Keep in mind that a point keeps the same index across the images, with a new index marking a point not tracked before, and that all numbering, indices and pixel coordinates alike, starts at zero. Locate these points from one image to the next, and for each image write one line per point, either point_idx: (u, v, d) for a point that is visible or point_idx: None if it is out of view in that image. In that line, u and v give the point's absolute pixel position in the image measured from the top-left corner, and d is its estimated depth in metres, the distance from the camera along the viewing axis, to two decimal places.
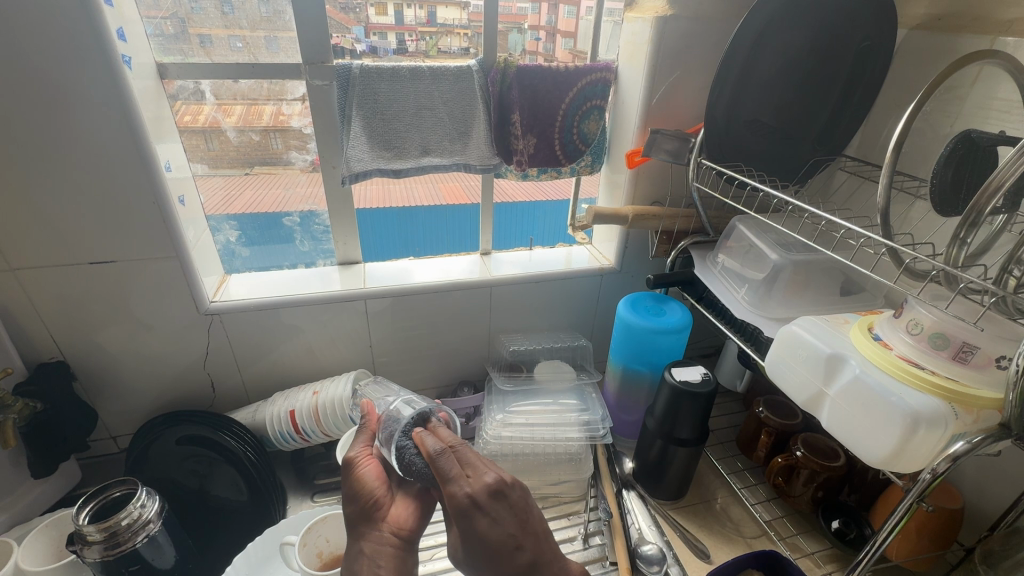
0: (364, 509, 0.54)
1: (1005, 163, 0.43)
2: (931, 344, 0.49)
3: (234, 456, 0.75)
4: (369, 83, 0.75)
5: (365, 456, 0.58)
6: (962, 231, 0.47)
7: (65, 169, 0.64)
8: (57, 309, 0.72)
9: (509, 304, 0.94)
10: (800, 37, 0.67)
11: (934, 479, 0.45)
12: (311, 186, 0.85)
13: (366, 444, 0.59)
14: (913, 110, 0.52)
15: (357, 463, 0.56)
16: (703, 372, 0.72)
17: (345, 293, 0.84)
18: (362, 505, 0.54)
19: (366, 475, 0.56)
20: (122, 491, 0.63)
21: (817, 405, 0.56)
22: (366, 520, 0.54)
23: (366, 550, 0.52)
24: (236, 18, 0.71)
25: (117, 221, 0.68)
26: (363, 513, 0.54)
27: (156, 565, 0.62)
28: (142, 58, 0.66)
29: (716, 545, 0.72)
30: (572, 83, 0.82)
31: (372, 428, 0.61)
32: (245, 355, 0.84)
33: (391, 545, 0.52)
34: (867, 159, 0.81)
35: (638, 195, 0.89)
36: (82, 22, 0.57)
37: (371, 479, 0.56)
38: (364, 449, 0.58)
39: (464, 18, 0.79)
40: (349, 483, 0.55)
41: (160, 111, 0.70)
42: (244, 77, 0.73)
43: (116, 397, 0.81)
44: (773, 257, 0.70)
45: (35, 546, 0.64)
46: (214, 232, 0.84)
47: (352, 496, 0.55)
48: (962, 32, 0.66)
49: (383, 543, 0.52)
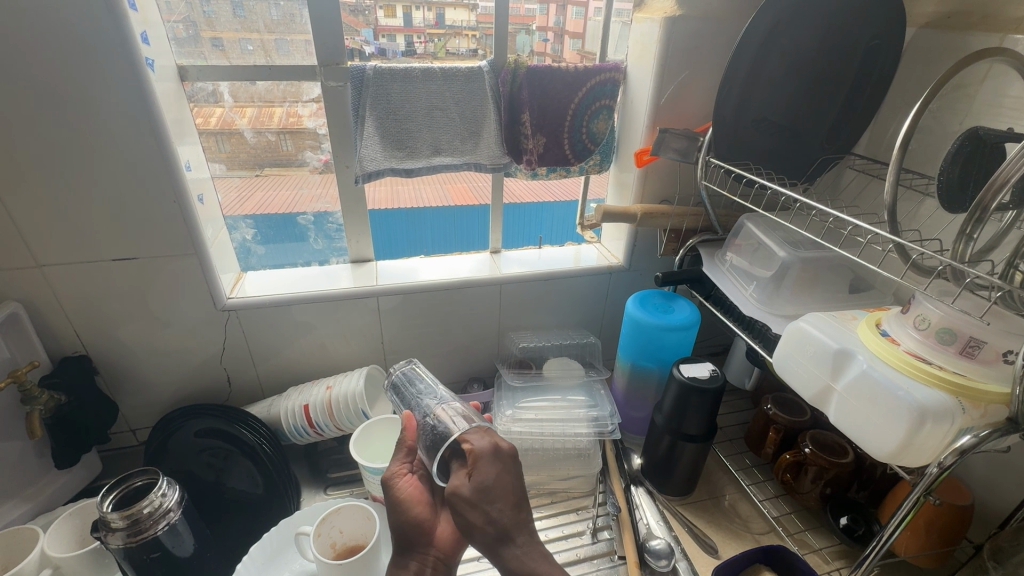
0: (410, 532, 0.53)
1: (1010, 160, 0.43)
2: (938, 340, 0.49)
3: (251, 448, 0.77)
4: (382, 85, 0.76)
5: (404, 477, 0.56)
6: (968, 227, 0.48)
7: (88, 168, 0.66)
8: (80, 305, 0.74)
9: (518, 302, 0.95)
10: (807, 36, 0.67)
11: (941, 472, 0.45)
12: (325, 185, 0.87)
13: (401, 462, 0.57)
14: (920, 107, 0.52)
15: (393, 485, 0.55)
16: (712, 368, 0.73)
17: (358, 290, 0.85)
18: (407, 529, 0.53)
19: (408, 495, 0.55)
20: (143, 480, 0.65)
21: (825, 400, 0.57)
22: (411, 540, 0.53)
23: (413, 569, 0.52)
24: (250, 21, 0.73)
25: (137, 218, 0.70)
26: (410, 536, 0.53)
27: (176, 553, 0.64)
28: (164, 61, 0.68)
29: (724, 541, 0.72)
30: (581, 83, 0.83)
31: (408, 444, 0.58)
32: (261, 351, 0.86)
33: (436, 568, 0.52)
34: (875, 157, 0.81)
35: (646, 194, 0.90)
36: (108, 28, 0.59)
37: (411, 498, 0.55)
38: (400, 467, 0.57)
39: (473, 19, 0.81)
40: (393, 505, 0.54)
41: (180, 113, 0.72)
42: (260, 79, 0.75)
43: (136, 392, 0.83)
44: (781, 254, 0.70)
45: (59, 534, 0.66)
46: (231, 230, 0.86)
47: (399, 520, 0.54)
48: (970, 31, 0.67)
49: (426, 565, 0.52)
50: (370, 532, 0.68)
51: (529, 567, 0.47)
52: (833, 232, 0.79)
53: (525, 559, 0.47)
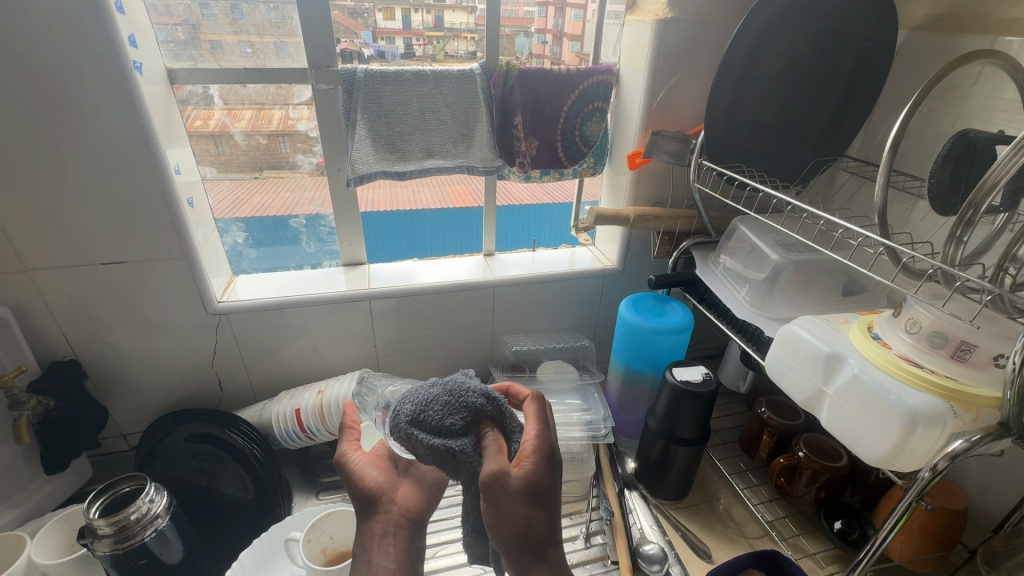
0: (369, 496, 0.55)
1: (1001, 161, 0.43)
2: (929, 344, 0.49)
3: (241, 453, 0.76)
4: (373, 88, 0.76)
5: (355, 451, 0.59)
6: (959, 230, 0.47)
7: (76, 172, 0.65)
8: (71, 309, 0.74)
9: (512, 305, 0.95)
10: (799, 38, 0.67)
11: (933, 477, 0.45)
12: (318, 188, 0.86)
13: (350, 440, 0.60)
14: (909, 111, 0.51)
15: (346, 457, 0.58)
16: (705, 372, 0.73)
17: (350, 293, 0.85)
18: (365, 495, 0.55)
19: (360, 465, 0.58)
20: (130, 486, 0.65)
21: (817, 404, 0.56)
22: (370, 507, 0.54)
23: (378, 531, 0.53)
24: (245, 24, 0.72)
25: (127, 221, 0.70)
26: (367, 504, 0.54)
27: (164, 560, 0.63)
28: (152, 65, 0.68)
29: (718, 545, 0.72)
30: (574, 86, 0.83)
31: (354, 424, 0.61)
32: (252, 355, 0.85)
33: (401, 526, 0.54)
34: (869, 159, 0.81)
35: (639, 197, 0.90)
36: (98, 33, 0.59)
37: (366, 468, 0.58)
38: (352, 446, 0.60)
39: (472, 22, 0.80)
40: (348, 479, 0.56)
41: (169, 117, 0.71)
42: (252, 83, 0.74)
43: (126, 397, 0.82)
44: (773, 257, 0.70)
45: (47, 540, 0.65)
46: (223, 234, 0.86)
47: (352, 488, 0.56)
48: (963, 33, 0.67)
49: (390, 523, 0.54)
50: None
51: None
52: (825, 235, 0.78)
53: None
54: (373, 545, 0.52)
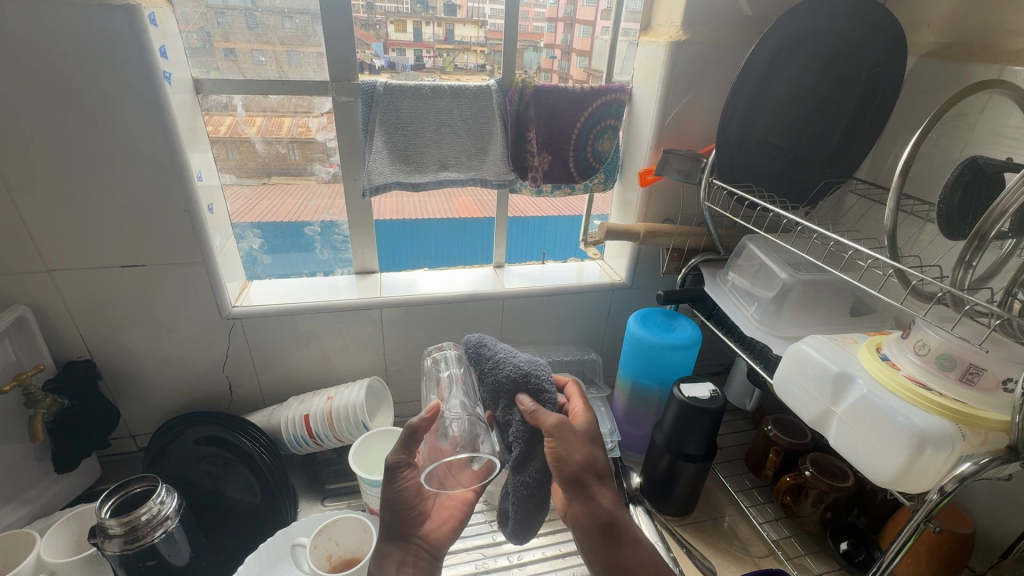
0: (398, 521, 0.60)
1: (1009, 190, 0.44)
2: (938, 366, 0.50)
3: (249, 457, 0.77)
4: (392, 100, 0.78)
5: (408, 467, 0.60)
6: (968, 255, 0.49)
7: (101, 175, 0.67)
8: (88, 310, 0.75)
9: (520, 317, 0.96)
10: (808, 62, 0.69)
11: (941, 499, 0.45)
12: (332, 197, 0.88)
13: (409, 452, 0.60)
14: (919, 137, 0.52)
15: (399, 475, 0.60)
16: (712, 389, 0.73)
17: (362, 301, 0.86)
18: (396, 515, 0.60)
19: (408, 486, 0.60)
20: (142, 487, 0.66)
21: (824, 423, 0.57)
22: (399, 531, 0.60)
23: (397, 557, 0.59)
24: (263, 34, 0.74)
25: (151, 225, 0.72)
26: (394, 527, 0.60)
27: (172, 562, 0.65)
28: (179, 74, 0.70)
29: (723, 563, 0.72)
30: (587, 103, 0.85)
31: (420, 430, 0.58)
32: (263, 359, 0.86)
33: (421, 558, 0.60)
34: (878, 182, 0.82)
35: (650, 213, 0.91)
36: (128, 41, 0.61)
37: (411, 489, 0.61)
38: (406, 457, 0.60)
39: (482, 35, 0.82)
40: (389, 495, 0.60)
41: (193, 123, 0.73)
42: (273, 93, 0.76)
43: (138, 398, 0.83)
44: (782, 276, 0.71)
45: (58, 538, 0.66)
46: (238, 239, 0.88)
47: (389, 507, 0.60)
48: (971, 60, 0.68)
49: (412, 555, 0.59)
50: (367, 545, 0.68)
51: (619, 510, 0.58)
52: (834, 255, 0.79)
53: (616, 506, 0.58)
54: (389, 569, 0.58)
